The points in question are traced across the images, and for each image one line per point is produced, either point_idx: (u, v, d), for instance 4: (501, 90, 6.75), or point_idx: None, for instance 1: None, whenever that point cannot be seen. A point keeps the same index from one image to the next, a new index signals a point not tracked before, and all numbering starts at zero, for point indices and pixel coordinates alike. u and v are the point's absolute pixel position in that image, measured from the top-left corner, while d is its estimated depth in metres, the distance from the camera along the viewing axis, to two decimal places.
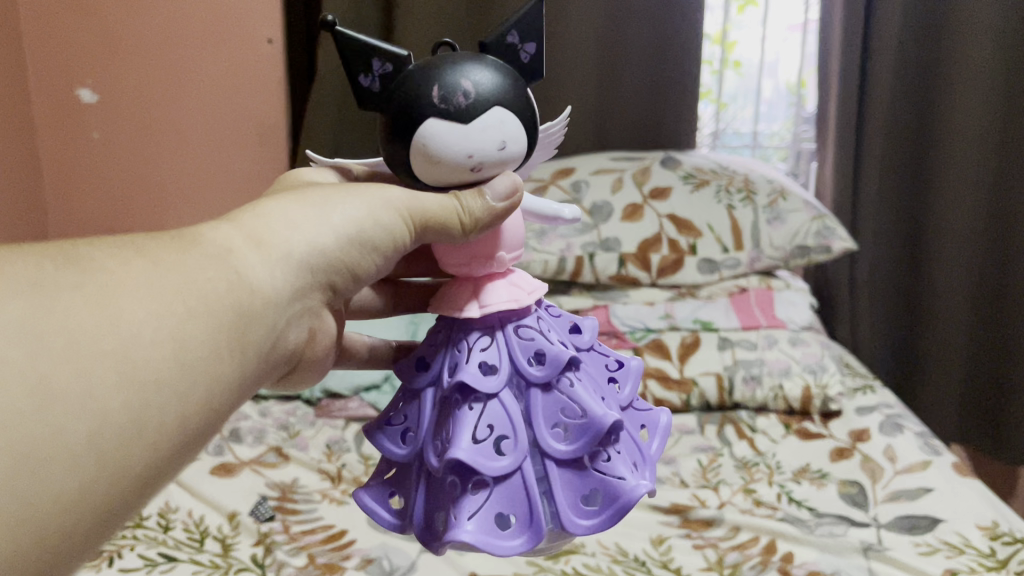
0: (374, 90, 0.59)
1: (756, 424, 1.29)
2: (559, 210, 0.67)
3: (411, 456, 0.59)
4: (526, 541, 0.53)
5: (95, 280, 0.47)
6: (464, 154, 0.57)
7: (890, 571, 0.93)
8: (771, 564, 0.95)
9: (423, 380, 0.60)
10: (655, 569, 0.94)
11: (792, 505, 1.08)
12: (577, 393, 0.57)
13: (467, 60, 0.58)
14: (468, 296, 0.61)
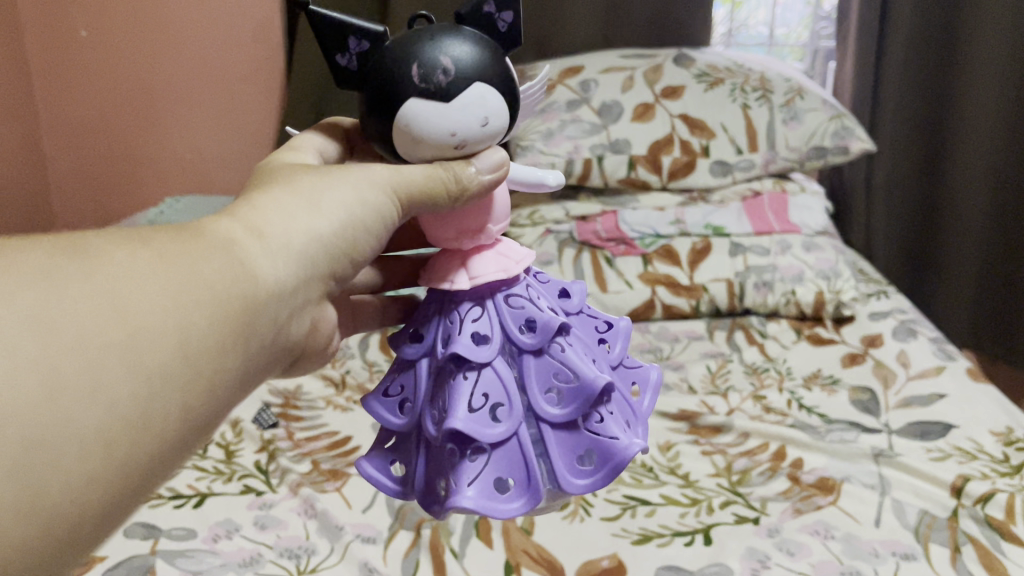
0: (353, 67, 0.55)
1: (766, 329, 1.27)
2: (541, 179, 0.62)
3: (410, 423, 0.56)
4: (525, 504, 0.51)
5: (102, 271, 0.43)
6: (446, 132, 0.53)
7: (900, 477, 0.92)
8: (780, 470, 0.94)
9: (416, 350, 0.57)
10: (663, 475, 0.94)
11: (802, 412, 1.06)
12: (568, 357, 0.54)
13: (445, 34, 0.53)
14: (456, 268, 0.57)
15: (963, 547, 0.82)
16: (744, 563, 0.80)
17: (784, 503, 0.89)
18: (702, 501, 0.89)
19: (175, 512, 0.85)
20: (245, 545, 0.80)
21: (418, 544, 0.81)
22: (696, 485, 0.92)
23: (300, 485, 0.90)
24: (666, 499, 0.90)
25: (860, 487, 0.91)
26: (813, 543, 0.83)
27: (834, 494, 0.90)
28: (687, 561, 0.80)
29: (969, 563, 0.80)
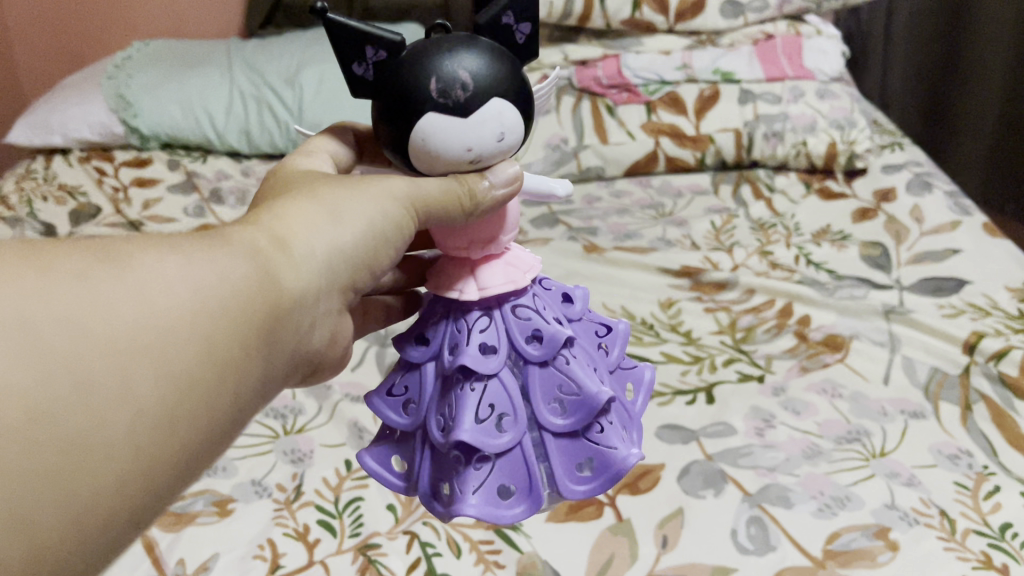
0: (368, 77, 0.43)
1: (775, 184, 1.21)
2: (551, 186, 0.49)
3: (413, 424, 0.46)
4: (527, 507, 0.43)
5: (133, 272, 0.35)
6: (460, 149, 0.42)
7: (911, 336, 0.88)
8: (787, 328, 0.91)
9: (421, 350, 0.47)
10: (664, 333, 0.90)
11: (810, 267, 1.02)
12: (576, 368, 0.45)
13: (462, 42, 0.42)
14: (461, 277, 0.46)
15: (974, 405, 0.79)
16: (748, 423, 0.77)
17: (789, 361, 0.86)
18: (704, 360, 0.86)
19: None
20: None
21: None
22: (699, 343, 0.89)
23: None
24: (667, 356, 0.86)
25: (869, 344, 0.88)
26: (820, 403, 0.80)
27: (842, 352, 0.87)
28: (689, 421, 0.77)
29: (980, 422, 0.77)
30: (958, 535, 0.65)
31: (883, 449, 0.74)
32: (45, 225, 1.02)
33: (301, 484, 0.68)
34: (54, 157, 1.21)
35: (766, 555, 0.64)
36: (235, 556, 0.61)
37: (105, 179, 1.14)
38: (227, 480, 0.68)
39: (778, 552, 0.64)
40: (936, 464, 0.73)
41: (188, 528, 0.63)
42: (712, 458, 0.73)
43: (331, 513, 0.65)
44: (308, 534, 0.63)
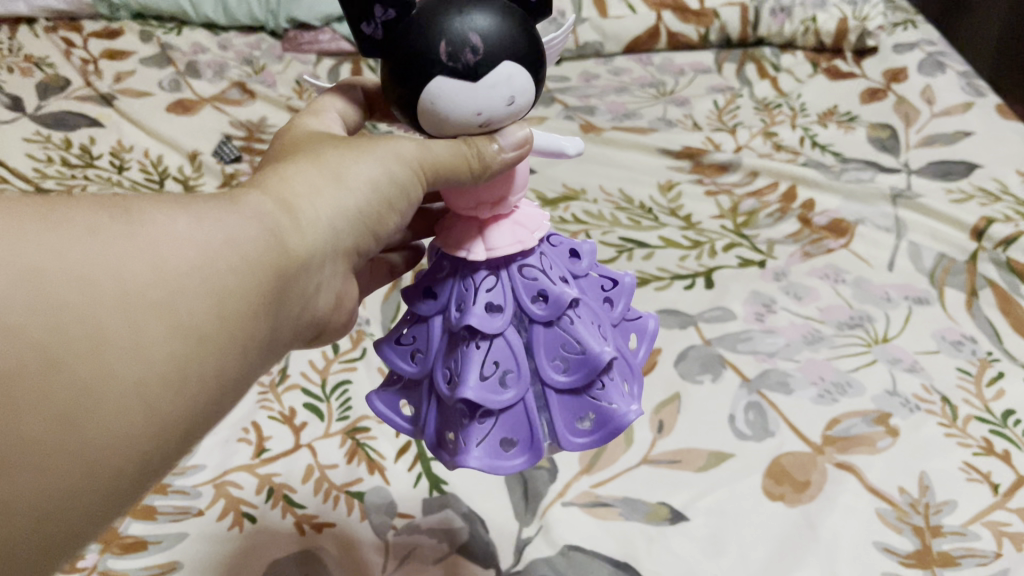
0: (376, 37, 0.38)
1: (780, 63, 1.15)
2: (557, 146, 0.44)
3: (420, 375, 0.42)
4: (527, 460, 0.40)
5: (145, 227, 0.31)
6: (468, 113, 0.38)
7: (918, 220, 0.85)
8: (791, 212, 0.88)
9: (429, 303, 0.42)
10: (662, 217, 0.87)
11: (815, 150, 0.98)
12: (582, 326, 0.41)
13: (472, 0, 0.37)
14: (468, 237, 0.42)
15: (980, 292, 0.77)
16: (748, 308, 0.75)
17: (792, 246, 0.83)
18: (704, 244, 0.83)
19: None
20: None
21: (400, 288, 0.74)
22: (699, 227, 0.85)
23: None
24: (666, 241, 0.83)
25: (875, 230, 0.85)
26: (822, 288, 0.78)
27: (847, 237, 0.84)
28: (687, 307, 0.75)
29: (986, 308, 0.75)
30: (960, 422, 0.64)
31: (886, 335, 0.72)
32: (10, 97, 0.96)
33: (286, 367, 0.65)
34: (18, 26, 1.13)
35: (764, 441, 0.62)
36: (219, 440, 0.59)
37: (74, 50, 1.07)
38: None
39: (777, 438, 0.62)
40: (939, 350, 0.71)
41: None
42: (710, 344, 0.71)
43: (318, 397, 0.63)
44: (294, 418, 0.61)
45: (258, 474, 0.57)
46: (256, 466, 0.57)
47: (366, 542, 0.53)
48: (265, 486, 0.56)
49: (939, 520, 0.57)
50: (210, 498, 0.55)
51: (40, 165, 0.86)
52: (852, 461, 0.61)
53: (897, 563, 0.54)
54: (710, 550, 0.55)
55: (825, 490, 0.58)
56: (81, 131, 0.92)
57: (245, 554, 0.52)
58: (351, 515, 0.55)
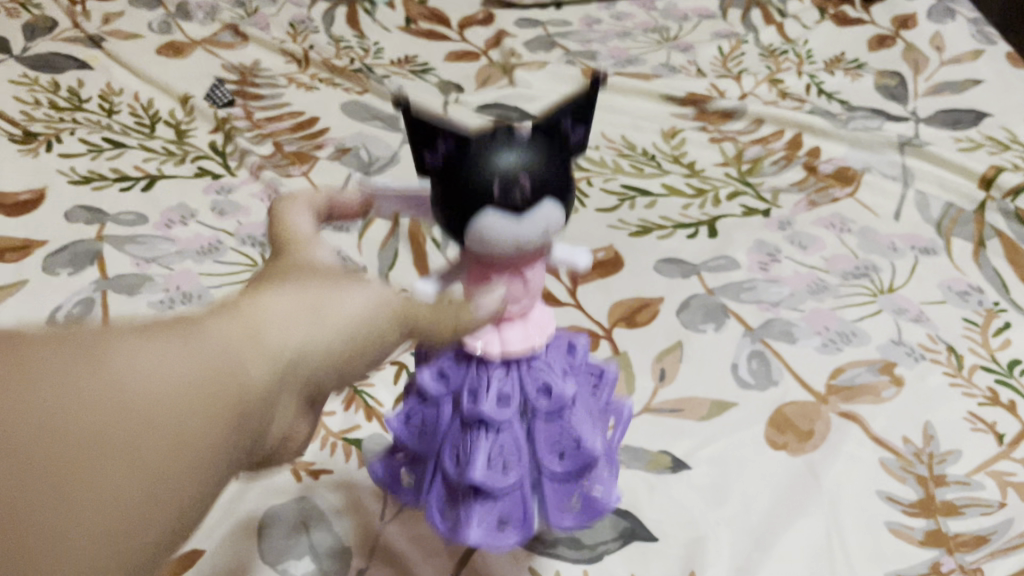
0: (434, 164, 0.39)
1: (787, 8, 1.12)
2: (568, 248, 0.43)
3: (428, 454, 0.45)
4: (520, 537, 0.43)
5: (160, 336, 0.22)
6: (510, 247, 0.39)
7: (926, 168, 0.83)
8: (796, 160, 0.86)
9: (439, 383, 0.44)
10: (666, 164, 0.85)
11: (821, 98, 0.96)
12: (578, 418, 0.44)
13: (518, 138, 0.38)
14: (480, 329, 0.42)
15: (988, 242, 0.75)
16: (752, 257, 0.74)
17: (797, 195, 0.81)
18: (707, 193, 0.81)
19: (122, 198, 0.74)
20: (203, 232, 0.71)
21: (397, 235, 0.73)
22: (702, 175, 0.84)
23: (263, 169, 0.79)
24: (669, 189, 0.81)
25: (881, 178, 0.83)
26: (827, 238, 0.76)
27: (853, 186, 0.83)
28: (690, 255, 0.74)
29: (993, 258, 0.74)
30: (965, 372, 0.63)
31: (891, 286, 0.71)
32: None
33: None
34: None
35: (768, 390, 0.61)
36: None
37: None
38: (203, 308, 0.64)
39: (780, 387, 0.62)
40: (946, 300, 0.70)
41: None
42: (713, 293, 0.70)
43: None
44: None
45: None
46: None
47: (364, 489, 0.52)
48: None
49: (942, 470, 0.56)
50: None
51: (27, 107, 0.84)
52: (857, 411, 0.60)
53: (900, 512, 0.53)
54: (712, 499, 0.54)
55: (829, 439, 0.58)
56: (69, 73, 0.89)
57: (240, 498, 0.51)
58: (348, 462, 0.54)
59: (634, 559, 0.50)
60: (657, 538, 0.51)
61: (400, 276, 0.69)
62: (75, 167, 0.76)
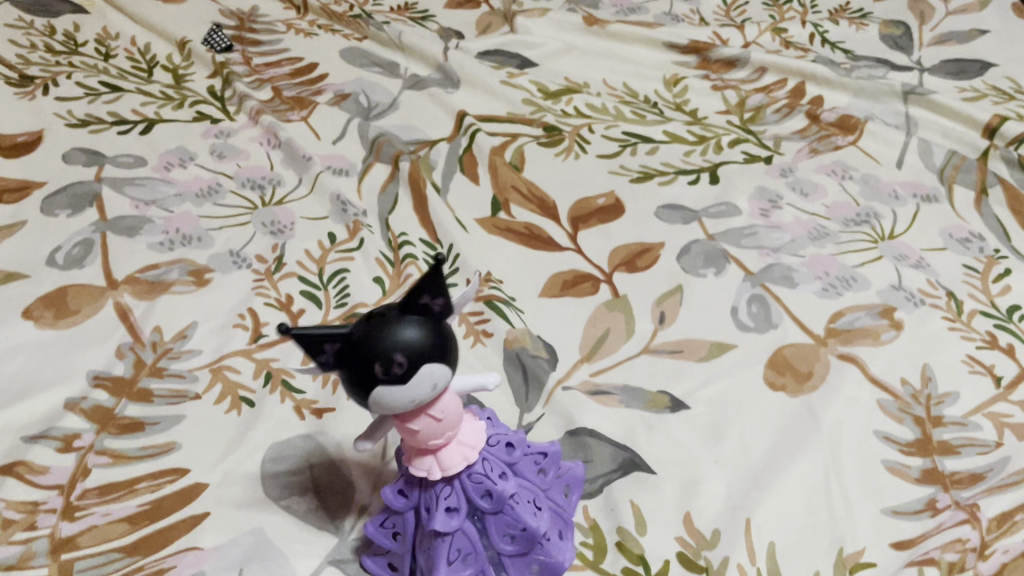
0: (327, 361, 0.36)
1: None
2: (480, 379, 0.42)
3: (403, 552, 0.44)
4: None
5: None
6: (404, 402, 0.37)
7: (930, 117, 0.83)
8: (799, 108, 0.86)
9: (398, 498, 0.42)
10: (668, 112, 0.84)
11: (825, 48, 0.95)
12: (523, 506, 0.42)
13: (388, 338, 0.35)
14: (418, 458, 0.41)
15: (990, 190, 0.75)
16: (753, 204, 0.73)
17: (799, 143, 0.81)
18: (709, 140, 0.81)
19: (121, 140, 0.74)
20: (202, 175, 0.71)
21: (397, 180, 0.73)
22: (705, 123, 0.83)
23: (262, 114, 0.79)
24: (670, 136, 0.81)
25: (884, 127, 0.83)
26: (829, 185, 0.76)
27: (856, 134, 0.82)
28: (691, 201, 0.73)
29: (995, 206, 0.74)
30: (964, 317, 0.63)
31: (893, 232, 0.71)
32: None
33: (282, 255, 0.64)
34: None
35: (767, 333, 0.62)
36: (214, 325, 0.58)
37: None
38: (203, 250, 0.64)
39: (779, 330, 0.62)
40: (947, 247, 0.70)
41: (163, 297, 0.60)
42: (714, 239, 0.70)
43: (316, 285, 0.62)
44: (291, 305, 0.60)
45: (255, 359, 0.56)
46: (253, 351, 0.57)
47: (366, 423, 0.52)
48: (263, 371, 0.55)
49: (940, 411, 0.56)
50: (207, 383, 0.54)
51: (23, 51, 0.83)
52: (856, 353, 0.60)
53: (897, 452, 0.53)
54: (710, 437, 0.54)
55: (828, 380, 0.58)
56: (65, 18, 0.89)
57: (244, 434, 0.51)
58: (350, 398, 0.54)
59: (633, 487, 0.50)
60: (656, 472, 0.51)
61: (400, 219, 0.69)
62: (72, 111, 0.76)
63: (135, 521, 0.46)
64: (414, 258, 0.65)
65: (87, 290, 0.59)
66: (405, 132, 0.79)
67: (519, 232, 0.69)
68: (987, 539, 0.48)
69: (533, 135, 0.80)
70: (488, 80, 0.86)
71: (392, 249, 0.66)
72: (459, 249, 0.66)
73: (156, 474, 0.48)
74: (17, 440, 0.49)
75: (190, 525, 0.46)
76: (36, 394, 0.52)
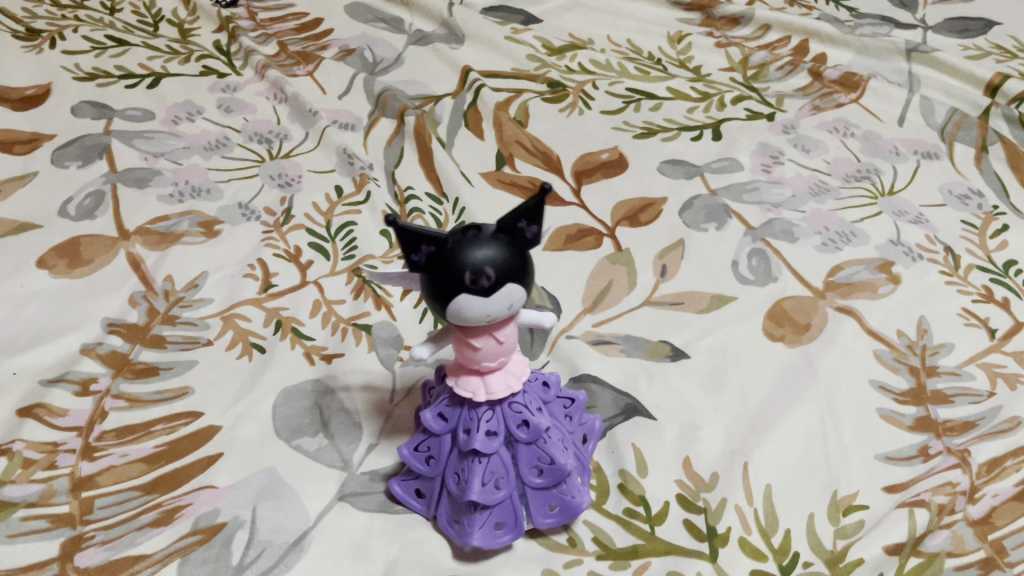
0: (417, 262, 0.36)
1: None
2: (537, 316, 0.42)
3: (432, 475, 0.45)
4: (515, 537, 0.44)
5: None
6: (480, 318, 0.37)
7: (932, 75, 0.83)
8: (801, 66, 0.86)
9: (436, 422, 0.44)
10: (672, 69, 0.85)
11: (829, 6, 0.95)
12: (554, 441, 0.44)
13: (474, 256, 0.35)
14: (465, 379, 0.42)
15: (990, 148, 0.76)
16: (755, 160, 0.74)
17: (802, 101, 0.82)
18: (713, 96, 0.81)
19: (128, 94, 0.74)
20: (210, 128, 0.72)
21: (403, 134, 0.74)
22: (708, 79, 0.84)
23: (268, 68, 0.79)
24: (674, 93, 0.81)
25: (886, 85, 0.83)
26: (830, 142, 0.77)
27: (858, 92, 0.83)
28: (694, 156, 0.74)
29: (995, 163, 0.74)
30: (961, 271, 0.64)
31: (892, 188, 0.72)
32: None
33: (290, 208, 0.65)
34: None
35: (766, 286, 0.63)
36: (225, 275, 0.59)
37: None
38: (211, 202, 0.65)
39: (779, 283, 0.63)
40: (946, 203, 0.70)
41: (173, 248, 0.61)
42: (715, 194, 0.70)
43: (323, 237, 0.63)
44: (300, 256, 0.61)
45: (266, 308, 0.57)
46: (263, 300, 0.58)
47: (375, 370, 0.54)
48: (273, 319, 0.56)
49: (935, 361, 0.57)
50: (219, 330, 0.55)
51: (29, 5, 0.84)
52: (853, 305, 0.61)
53: (891, 400, 0.55)
54: (709, 386, 0.55)
55: (825, 332, 0.59)
56: None
57: (256, 379, 0.52)
58: (358, 346, 0.55)
59: (635, 431, 0.52)
60: (656, 418, 0.53)
61: (405, 173, 0.70)
62: (79, 65, 0.77)
63: (151, 462, 0.47)
64: (420, 211, 0.66)
65: (99, 240, 0.60)
66: (410, 86, 0.80)
67: (522, 185, 0.69)
68: (977, 483, 0.49)
69: (538, 90, 0.80)
70: (492, 36, 0.86)
71: (399, 203, 0.67)
72: (465, 201, 0.67)
73: (170, 417, 0.50)
74: (35, 383, 0.50)
75: (206, 464, 0.47)
76: (52, 339, 0.53)
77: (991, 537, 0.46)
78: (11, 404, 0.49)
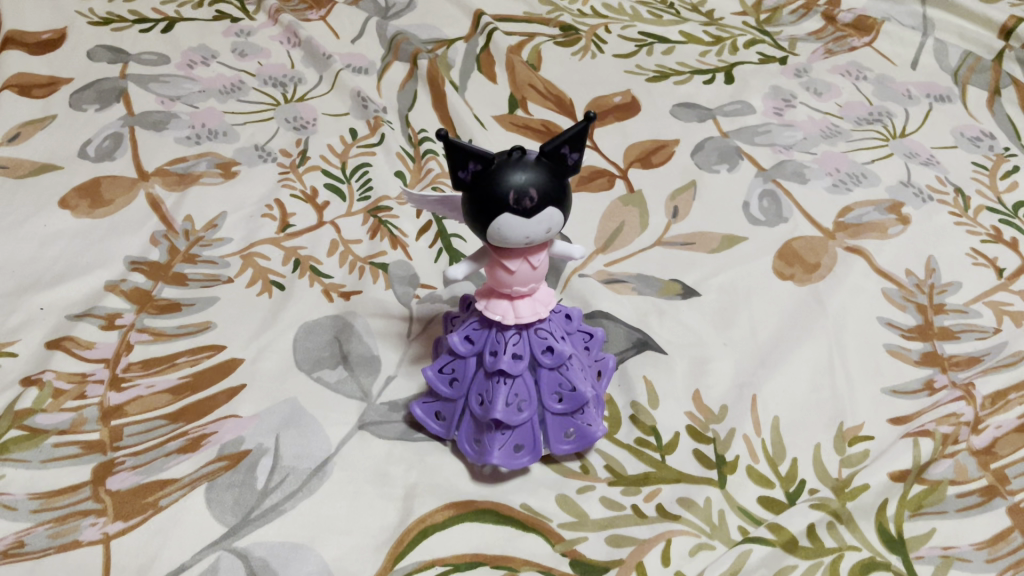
0: (463, 179, 0.37)
1: None
2: (568, 248, 0.43)
3: (455, 397, 0.46)
4: (533, 459, 0.45)
5: None
6: (518, 240, 0.38)
7: (946, 17, 0.83)
8: (815, 9, 0.86)
9: (465, 344, 0.45)
10: (684, 12, 0.85)
11: None
12: (576, 369, 0.45)
13: (518, 176, 0.36)
14: (495, 303, 0.44)
15: (1003, 90, 0.76)
16: (767, 103, 0.74)
17: (814, 44, 0.82)
18: (725, 40, 0.81)
19: (143, 37, 0.75)
20: (225, 72, 0.73)
21: (415, 77, 0.74)
22: (721, 23, 0.84)
23: (281, 13, 0.80)
24: (687, 36, 0.81)
25: (900, 28, 0.83)
26: (843, 85, 0.77)
27: (872, 36, 0.83)
28: (707, 100, 0.74)
29: (1007, 106, 0.74)
30: (971, 212, 0.65)
31: (904, 130, 0.72)
32: None
33: (305, 149, 0.66)
34: None
35: (777, 226, 0.63)
36: (243, 216, 0.60)
37: None
38: (229, 144, 0.66)
39: (790, 224, 0.63)
40: (957, 145, 0.71)
41: (192, 188, 0.62)
42: (728, 136, 0.71)
43: (339, 179, 0.64)
44: (316, 197, 0.62)
45: (284, 247, 0.58)
46: (282, 240, 0.59)
47: (393, 306, 0.55)
48: (292, 258, 0.58)
49: (942, 299, 0.58)
50: (239, 268, 0.57)
51: None
52: (862, 245, 0.62)
53: (898, 335, 0.56)
54: (720, 322, 0.56)
55: (835, 270, 0.60)
56: None
57: (277, 314, 0.54)
58: (376, 284, 0.56)
59: (646, 364, 0.53)
60: (667, 352, 0.54)
61: (419, 116, 0.71)
62: (94, 10, 0.77)
63: (176, 393, 0.49)
64: (434, 154, 0.67)
65: (120, 181, 0.62)
66: (423, 30, 0.80)
67: (535, 128, 0.70)
68: (981, 415, 0.49)
69: (550, 34, 0.80)
70: None
71: (413, 145, 0.68)
72: (478, 142, 0.67)
73: (194, 350, 0.51)
74: (63, 317, 0.52)
75: (229, 395, 0.49)
76: (78, 276, 0.54)
77: (994, 467, 0.46)
78: (41, 336, 0.51)
